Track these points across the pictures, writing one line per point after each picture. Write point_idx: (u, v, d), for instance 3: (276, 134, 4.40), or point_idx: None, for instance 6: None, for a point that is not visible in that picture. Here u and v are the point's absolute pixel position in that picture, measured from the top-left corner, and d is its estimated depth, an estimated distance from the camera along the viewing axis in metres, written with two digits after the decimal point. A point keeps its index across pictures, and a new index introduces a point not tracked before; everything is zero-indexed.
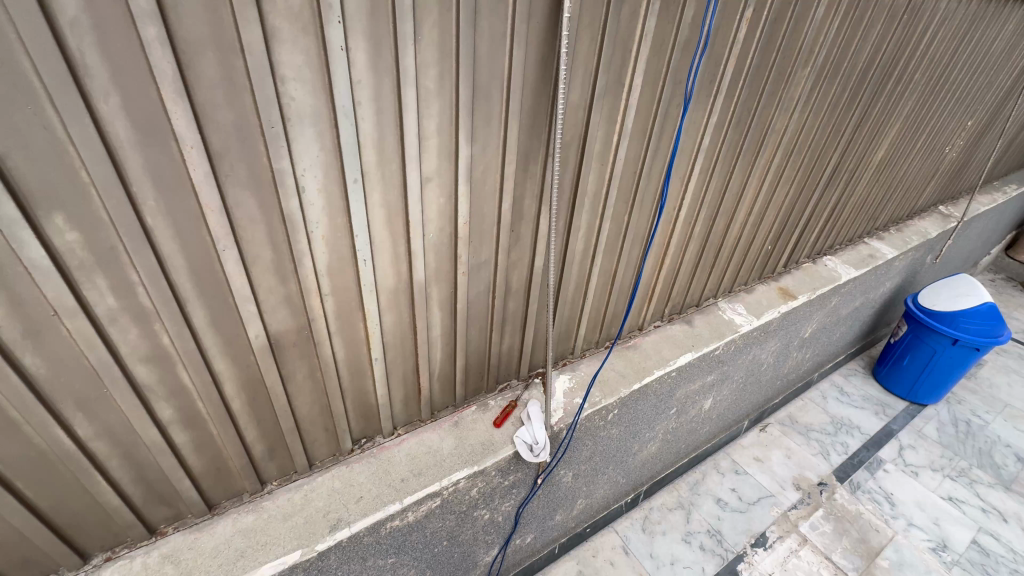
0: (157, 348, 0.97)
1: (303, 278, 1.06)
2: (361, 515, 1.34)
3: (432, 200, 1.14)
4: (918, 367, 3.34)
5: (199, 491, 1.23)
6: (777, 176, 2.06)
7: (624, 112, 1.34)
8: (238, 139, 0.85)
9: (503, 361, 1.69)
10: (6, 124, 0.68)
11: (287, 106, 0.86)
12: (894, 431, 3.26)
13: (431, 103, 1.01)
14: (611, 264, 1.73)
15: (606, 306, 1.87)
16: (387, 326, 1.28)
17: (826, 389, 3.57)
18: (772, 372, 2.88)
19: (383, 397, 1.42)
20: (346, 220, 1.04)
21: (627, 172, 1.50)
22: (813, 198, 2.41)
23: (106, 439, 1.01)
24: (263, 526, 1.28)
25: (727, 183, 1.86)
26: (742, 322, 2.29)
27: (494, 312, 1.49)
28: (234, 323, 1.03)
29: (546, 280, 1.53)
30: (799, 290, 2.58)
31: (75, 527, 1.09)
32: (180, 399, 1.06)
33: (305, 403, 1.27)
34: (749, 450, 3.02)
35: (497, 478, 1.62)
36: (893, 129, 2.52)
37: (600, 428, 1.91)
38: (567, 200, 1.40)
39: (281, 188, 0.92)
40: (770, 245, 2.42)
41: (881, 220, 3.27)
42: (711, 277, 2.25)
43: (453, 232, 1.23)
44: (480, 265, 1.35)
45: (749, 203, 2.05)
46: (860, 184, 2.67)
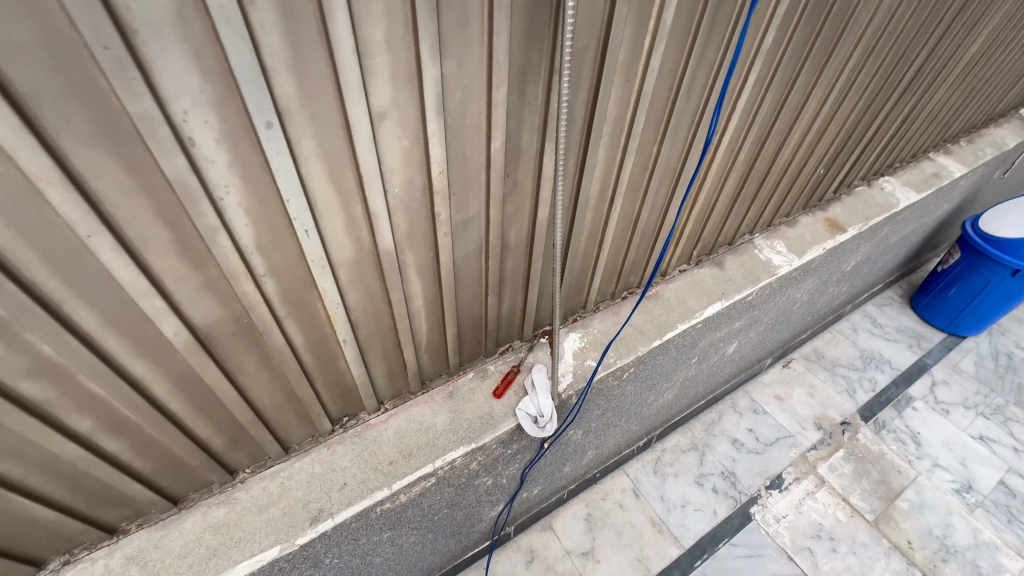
0: (41, 360, 0.74)
1: (226, 259, 0.79)
2: (344, 505, 1.20)
3: (393, 143, 0.83)
4: (966, 299, 3.05)
5: (156, 489, 1.09)
6: (848, 84, 1.64)
7: (662, 2, 0.95)
8: (58, 71, 0.54)
9: (503, 323, 1.46)
10: None
11: (126, 11, 0.54)
12: (927, 365, 3.06)
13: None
14: (633, 207, 1.42)
15: (625, 254, 1.58)
16: (354, 303, 1.04)
17: (858, 320, 3.33)
18: (804, 309, 2.63)
19: (361, 376, 1.22)
20: (269, 181, 0.75)
21: (660, 89, 1.13)
22: (885, 109, 1.98)
23: (12, 462, 0.83)
24: (236, 520, 1.16)
25: (787, 97, 1.47)
26: (782, 263, 1.99)
27: (488, 274, 1.23)
28: (142, 321, 0.79)
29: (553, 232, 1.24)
30: (850, 220, 2.22)
31: (15, 543, 0.95)
32: (97, 409, 0.86)
33: (264, 392, 1.07)
34: (770, 388, 2.87)
35: (498, 450, 1.47)
36: (999, 14, 1.99)
37: (614, 388, 1.72)
38: (580, 131, 1.06)
39: (154, 142, 0.63)
40: (823, 168, 2.04)
41: (953, 130, 2.77)
42: (750, 212, 1.92)
43: (426, 184, 0.93)
44: (468, 222, 1.06)
45: (808, 120, 1.65)
46: (941, 88, 2.19)
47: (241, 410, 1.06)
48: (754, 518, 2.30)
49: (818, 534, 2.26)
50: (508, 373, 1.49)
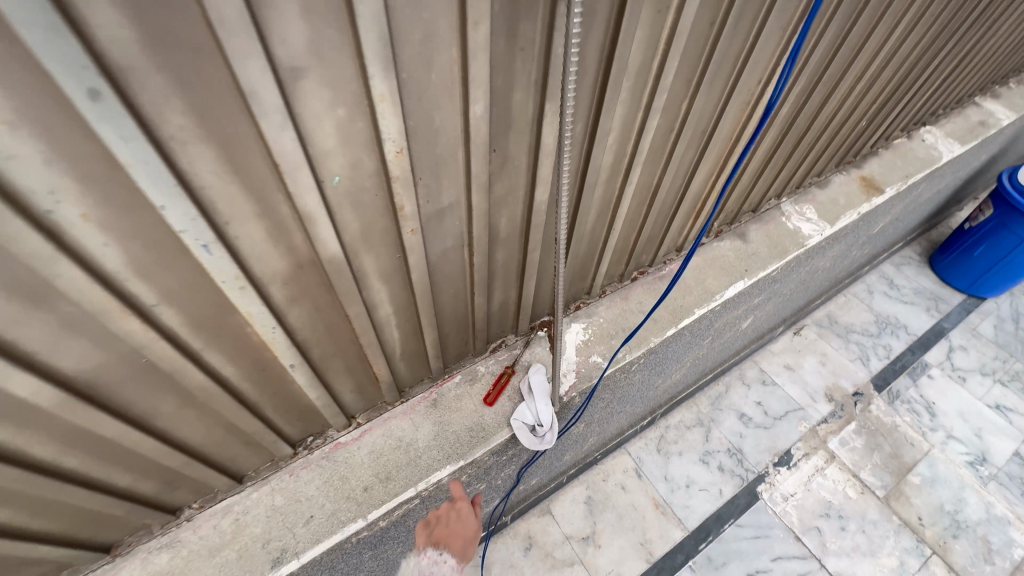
0: None
1: (83, 288, 0.61)
2: (311, 543, 1.02)
3: (304, 123, 0.63)
4: (991, 261, 2.85)
5: (74, 543, 0.89)
6: (915, 15, 1.35)
7: None
8: None
9: (495, 318, 1.24)
10: None
11: None
12: (945, 330, 2.90)
13: None
14: (651, 178, 1.16)
15: (638, 231, 1.33)
16: (298, 317, 0.83)
17: (874, 282, 3.13)
18: (824, 275, 2.41)
19: (323, 396, 1.00)
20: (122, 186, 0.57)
21: (697, 23, 0.85)
22: (945, 46, 1.68)
23: None
24: (183, 568, 0.98)
25: (845, 31, 1.19)
26: (812, 232, 1.74)
27: (474, 270, 0.99)
28: None
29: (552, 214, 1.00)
30: (887, 179, 1.96)
31: None
32: None
33: (193, 431, 0.87)
34: (779, 357, 2.71)
35: (491, 461, 1.29)
36: None
37: (621, 381, 1.53)
38: (591, 84, 0.80)
39: None
40: (868, 119, 1.77)
41: (1005, 71, 2.45)
42: (782, 173, 1.65)
43: (378, 163, 0.71)
44: (441, 210, 0.84)
45: (863, 61, 1.38)
46: (1010, 19, 1.87)
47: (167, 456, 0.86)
48: (761, 497, 2.20)
49: (826, 513, 2.17)
50: (501, 377, 1.28)
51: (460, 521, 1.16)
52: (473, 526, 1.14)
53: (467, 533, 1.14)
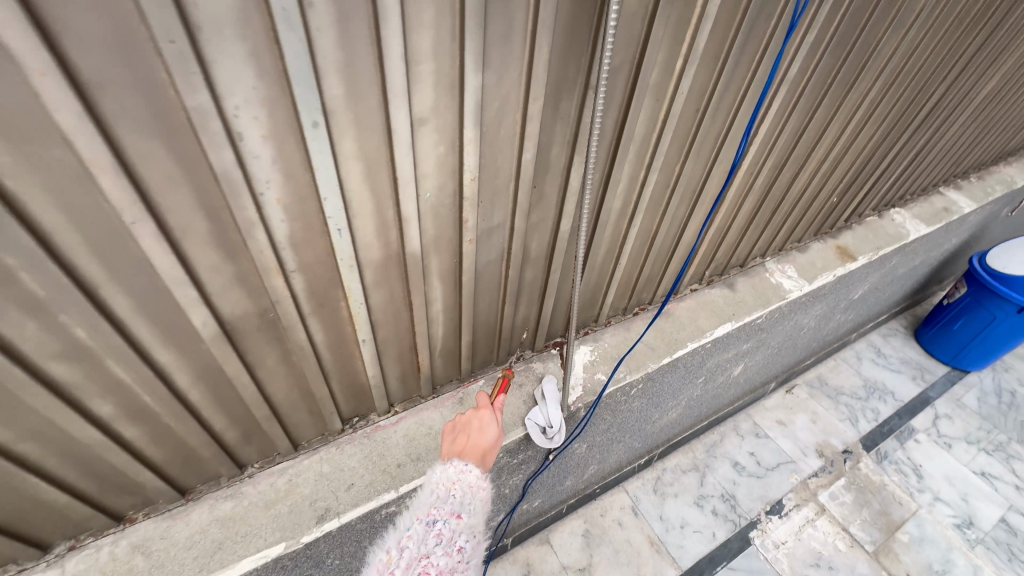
0: (73, 343, 0.75)
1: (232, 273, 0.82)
2: (350, 506, 1.20)
3: (429, 148, 0.84)
4: (970, 334, 3.06)
5: (167, 479, 1.09)
6: (866, 116, 1.63)
7: (697, 22, 0.95)
8: (125, 63, 0.56)
9: (517, 332, 1.46)
10: None
11: (195, 9, 0.55)
12: (931, 398, 3.06)
13: (422, 8, 0.69)
14: (651, 226, 1.44)
15: (640, 272, 1.60)
16: (376, 303, 1.05)
17: (863, 350, 3.33)
18: (811, 335, 2.64)
19: (376, 377, 1.22)
20: (310, 180, 0.77)
21: (688, 109, 1.13)
22: (899, 142, 1.97)
23: (30, 443, 0.84)
24: (243, 514, 1.16)
25: (807, 124, 1.46)
26: (791, 287, 1.99)
27: (507, 283, 1.25)
28: (173, 311, 0.80)
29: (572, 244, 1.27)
30: (860, 249, 2.24)
31: (23, 524, 0.96)
32: (119, 394, 0.86)
33: (279, 389, 1.08)
34: (772, 413, 2.86)
35: (504, 458, 1.47)
36: (1015, 54, 1.97)
37: (622, 403, 1.73)
38: (608, 145, 1.06)
39: (206, 135, 0.64)
40: (837, 196, 2.04)
41: (965, 167, 2.80)
42: (762, 235, 1.92)
43: (455, 191, 0.94)
44: (493, 230, 1.08)
45: (824, 150, 1.65)
46: (957, 122, 2.17)
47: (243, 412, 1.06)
48: (753, 543, 2.28)
49: (817, 563, 2.24)
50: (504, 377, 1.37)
51: (480, 433, 1.20)
52: (492, 435, 1.17)
53: (485, 446, 1.19)
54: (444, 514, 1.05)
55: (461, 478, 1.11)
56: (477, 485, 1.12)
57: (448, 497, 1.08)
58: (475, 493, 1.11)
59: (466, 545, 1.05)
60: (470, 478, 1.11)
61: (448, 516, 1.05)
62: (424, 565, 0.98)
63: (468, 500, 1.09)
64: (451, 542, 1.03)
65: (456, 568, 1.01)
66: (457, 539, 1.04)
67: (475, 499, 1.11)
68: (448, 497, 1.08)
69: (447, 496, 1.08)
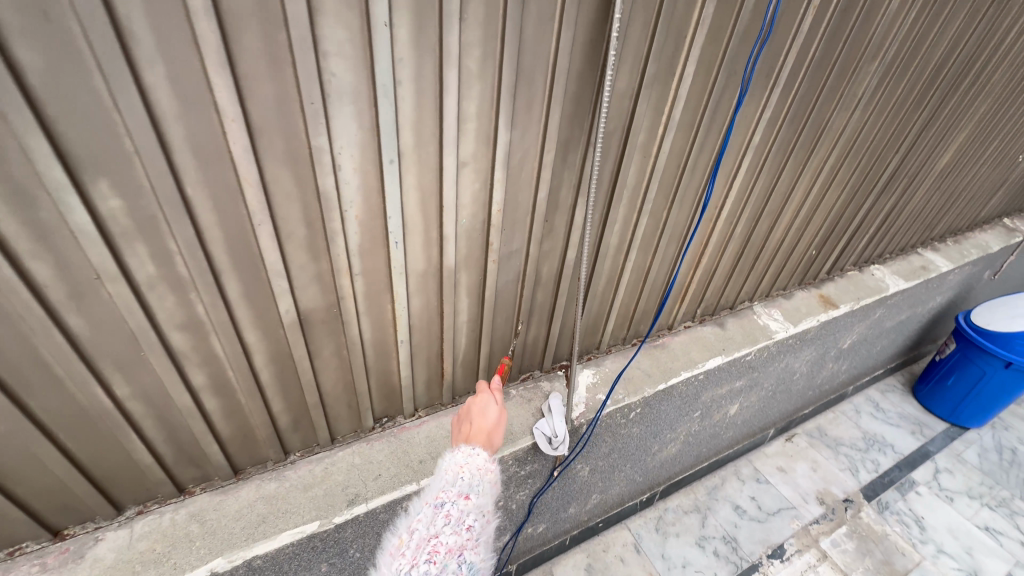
0: (193, 317, 0.99)
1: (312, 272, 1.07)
2: (378, 493, 1.35)
3: (468, 185, 1.12)
4: (964, 389, 3.17)
5: (226, 455, 1.28)
6: (829, 179, 1.91)
7: (673, 99, 1.24)
8: (278, 115, 0.84)
9: (529, 351, 1.67)
10: (58, 92, 0.69)
11: (328, 83, 0.84)
12: (931, 453, 3.11)
13: (472, 86, 0.98)
14: (645, 263, 1.69)
15: (636, 304, 1.82)
16: (415, 309, 1.28)
17: (861, 403, 3.43)
18: (805, 381, 2.78)
19: (407, 379, 1.43)
20: (381, 203, 1.03)
21: (671, 165, 1.41)
22: (867, 203, 2.24)
23: (139, 401, 1.05)
24: (285, 494, 1.32)
25: (776, 183, 1.74)
26: (777, 328, 2.19)
27: (521, 302, 1.48)
28: (267, 298, 1.05)
29: (577, 273, 1.51)
30: (842, 298, 2.45)
31: (111, 479, 1.15)
32: (212, 366, 1.09)
33: (329, 379, 1.29)
34: (773, 459, 2.94)
35: (513, 467, 1.61)
36: (963, 133, 2.29)
37: (621, 427, 1.87)
38: (606, 191, 1.34)
39: (318, 165, 0.92)
40: (815, 249, 2.29)
41: (938, 231, 3.07)
42: (748, 280, 2.15)
43: (485, 219, 1.21)
44: (512, 254, 1.33)
45: (795, 206, 1.92)
46: (920, 189, 2.46)
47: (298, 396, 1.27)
48: None
49: None
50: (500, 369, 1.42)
51: (482, 417, 1.19)
52: (492, 417, 1.17)
53: (489, 427, 1.17)
54: (452, 496, 1.00)
55: (469, 461, 1.06)
56: (486, 467, 1.07)
57: (456, 480, 1.03)
58: (485, 476, 1.06)
59: (477, 525, 0.98)
60: (478, 460, 1.07)
61: (456, 498, 1.00)
62: (433, 544, 0.92)
63: (477, 482, 1.04)
64: (461, 523, 0.97)
65: (467, 548, 0.94)
66: (467, 520, 0.98)
67: (485, 481, 1.05)
68: (456, 480, 1.03)
69: (455, 479, 1.03)
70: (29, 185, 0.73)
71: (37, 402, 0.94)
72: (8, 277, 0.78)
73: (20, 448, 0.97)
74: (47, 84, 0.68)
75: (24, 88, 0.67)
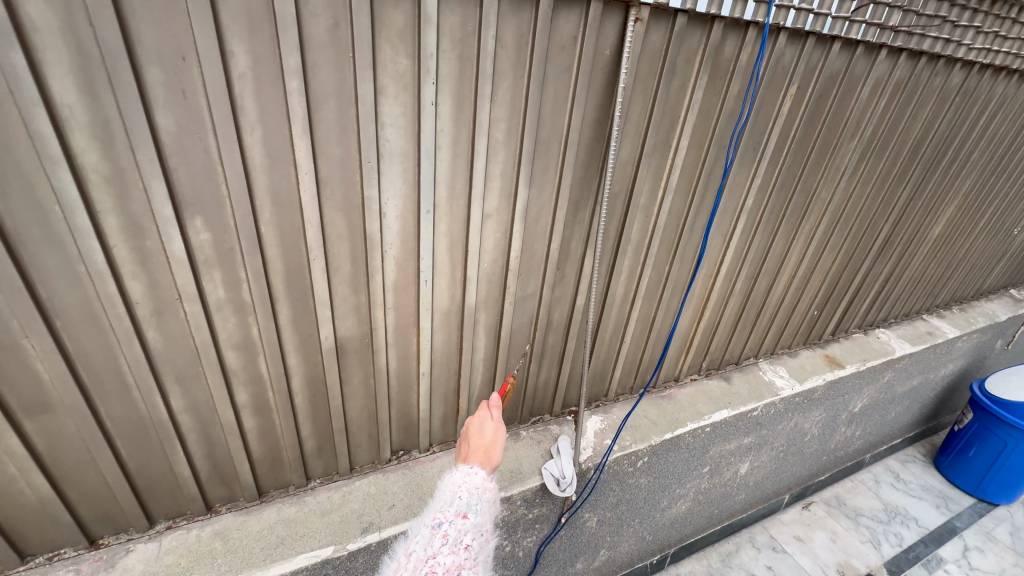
0: (248, 337, 1.14)
1: (351, 304, 1.22)
2: (392, 522, 1.37)
3: (490, 233, 1.29)
4: (986, 461, 3.08)
5: (254, 476, 1.35)
6: (822, 242, 2.06)
7: (670, 167, 1.43)
8: (341, 171, 1.03)
9: (540, 393, 1.76)
10: (181, 149, 0.89)
11: (383, 146, 1.04)
12: (958, 529, 2.98)
13: (498, 151, 1.18)
14: (649, 313, 1.81)
15: (642, 353, 1.92)
16: (437, 344, 1.41)
17: (880, 473, 3.33)
18: (819, 445, 2.75)
19: (425, 412, 1.52)
20: (415, 245, 1.20)
21: (671, 224, 1.58)
22: (863, 267, 2.37)
23: (189, 414, 1.17)
24: (304, 518, 1.36)
25: (771, 244, 1.89)
26: (783, 385, 2.24)
27: (534, 344, 1.60)
28: (311, 324, 1.19)
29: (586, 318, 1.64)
30: (847, 359, 2.51)
31: (150, 491, 1.23)
32: (256, 385, 1.21)
33: (355, 406, 1.40)
34: (789, 527, 2.84)
35: (522, 508, 1.62)
36: (951, 205, 2.44)
37: (629, 475, 1.85)
38: (612, 244, 1.50)
39: (368, 211, 1.10)
40: (816, 309, 2.39)
41: (942, 298, 3.15)
42: (752, 336, 2.24)
43: (504, 264, 1.37)
44: (526, 297, 1.48)
45: (792, 266, 2.06)
46: (916, 256, 2.59)
47: (325, 420, 1.37)
48: None
49: None
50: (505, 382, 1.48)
51: (480, 433, 1.24)
52: (485, 433, 1.22)
53: (487, 443, 1.22)
54: (450, 515, 1.03)
55: (466, 481, 1.11)
56: (484, 486, 1.12)
57: (454, 499, 1.07)
58: (483, 495, 1.10)
59: (475, 544, 1.01)
60: (476, 479, 1.12)
61: (453, 517, 1.03)
62: (430, 564, 0.94)
63: (475, 501, 1.08)
64: (458, 542, 0.99)
65: (465, 567, 0.96)
66: (465, 539, 1.00)
67: (483, 500, 1.09)
68: (454, 500, 1.07)
69: (453, 499, 1.08)
70: (143, 218, 0.92)
71: (105, 407, 1.07)
72: (111, 292, 0.95)
73: (82, 449, 1.09)
74: (176, 144, 0.88)
75: (157, 145, 0.87)
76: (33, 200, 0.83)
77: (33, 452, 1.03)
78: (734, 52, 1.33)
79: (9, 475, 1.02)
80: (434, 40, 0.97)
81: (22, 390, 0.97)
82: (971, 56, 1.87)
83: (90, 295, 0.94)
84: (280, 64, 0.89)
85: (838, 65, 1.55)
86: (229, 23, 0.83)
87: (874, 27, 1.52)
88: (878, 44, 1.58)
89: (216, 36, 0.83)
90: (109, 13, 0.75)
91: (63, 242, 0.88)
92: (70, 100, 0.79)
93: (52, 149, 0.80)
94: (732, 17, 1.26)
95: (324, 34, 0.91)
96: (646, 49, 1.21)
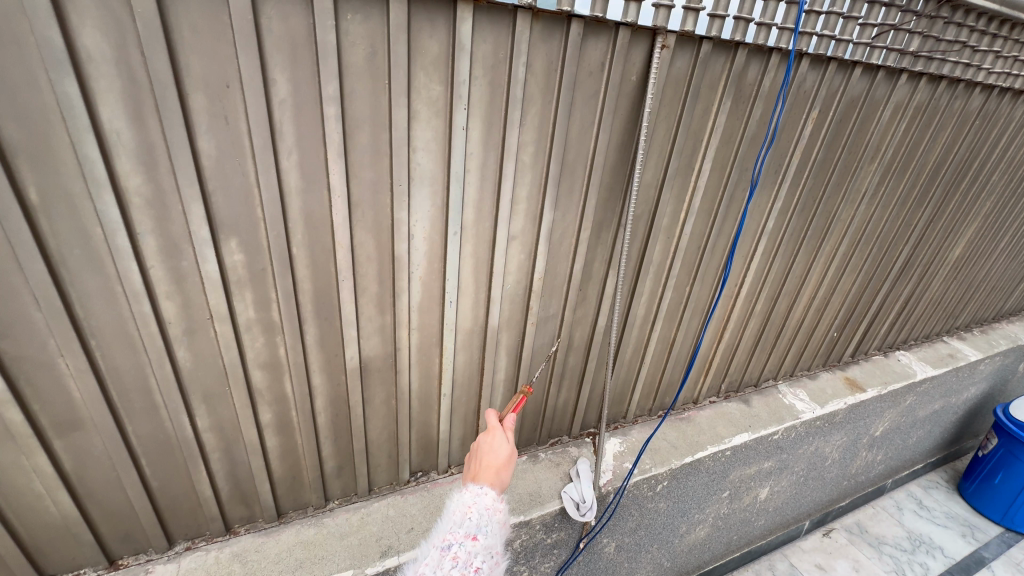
0: (274, 357, 1.14)
1: (375, 326, 1.22)
2: (411, 546, 1.34)
3: (515, 254, 1.30)
4: (1013, 489, 2.98)
5: (274, 496, 1.34)
6: (842, 264, 2.05)
7: (692, 190, 1.44)
8: (372, 194, 1.05)
9: (558, 415, 1.74)
10: (220, 173, 0.91)
11: (414, 169, 1.06)
12: (986, 560, 2.87)
13: (525, 173, 1.19)
14: (669, 333, 1.79)
15: (662, 375, 1.89)
16: (459, 364, 1.40)
17: (902, 500, 3.25)
18: (839, 471, 2.67)
19: (445, 433, 1.50)
20: (440, 266, 1.21)
21: (692, 245, 1.58)
22: (884, 288, 2.34)
23: (213, 433, 1.16)
24: (321, 541, 1.34)
25: (791, 265, 1.88)
26: (804, 408, 2.20)
27: (555, 365, 1.58)
28: (337, 344, 1.19)
29: (607, 339, 1.62)
30: (868, 381, 2.46)
31: (171, 511, 1.21)
32: (280, 405, 1.21)
33: (376, 426, 1.39)
34: (810, 555, 2.76)
35: (541, 533, 1.58)
36: (972, 226, 2.42)
37: (648, 500, 1.82)
38: (634, 264, 1.50)
39: (396, 233, 1.11)
40: (836, 331, 2.36)
41: (962, 320, 3.10)
42: (771, 359, 2.22)
43: (527, 285, 1.37)
44: (549, 318, 1.47)
45: (812, 287, 2.04)
46: (936, 276, 2.56)
47: (345, 442, 1.36)
48: None
49: None
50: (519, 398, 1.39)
51: (492, 453, 1.18)
52: (501, 454, 1.16)
53: (499, 463, 1.16)
54: (459, 537, 1.02)
55: (476, 501, 1.08)
56: (495, 507, 1.09)
57: (464, 520, 1.05)
58: (494, 516, 1.08)
59: (485, 567, 1.00)
60: (486, 500, 1.09)
61: (463, 539, 1.01)
62: None
63: (485, 522, 1.06)
64: (469, 564, 0.98)
65: None
66: (475, 561, 0.99)
67: (493, 521, 1.07)
68: (464, 521, 1.05)
69: (463, 520, 1.05)
70: (180, 239, 0.93)
71: (133, 427, 1.07)
72: (145, 312, 0.95)
73: (107, 468, 1.08)
74: (215, 168, 0.90)
75: (197, 170, 0.88)
76: (77, 222, 0.85)
77: (60, 471, 1.03)
78: (757, 77, 1.35)
79: (35, 492, 1.02)
80: (467, 67, 0.99)
81: (54, 409, 0.97)
82: (991, 80, 1.87)
83: (125, 315, 0.95)
84: (319, 92, 0.91)
85: (859, 88, 1.56)
86: (272, 51, 0.86)
87: (894, 52, 1.53)
88: (898, 70, 1.59)
89: (260, 65, 0.85)
90: (161, 44, 0.78)
91: (102, 263, 0.89)
92: (118, 126, 0.81)
93: (98, 172, 0.82)
94: (755, 43, 1.27)
95: (362, 62, 0.93)
96: (671, 75, 1.23)
